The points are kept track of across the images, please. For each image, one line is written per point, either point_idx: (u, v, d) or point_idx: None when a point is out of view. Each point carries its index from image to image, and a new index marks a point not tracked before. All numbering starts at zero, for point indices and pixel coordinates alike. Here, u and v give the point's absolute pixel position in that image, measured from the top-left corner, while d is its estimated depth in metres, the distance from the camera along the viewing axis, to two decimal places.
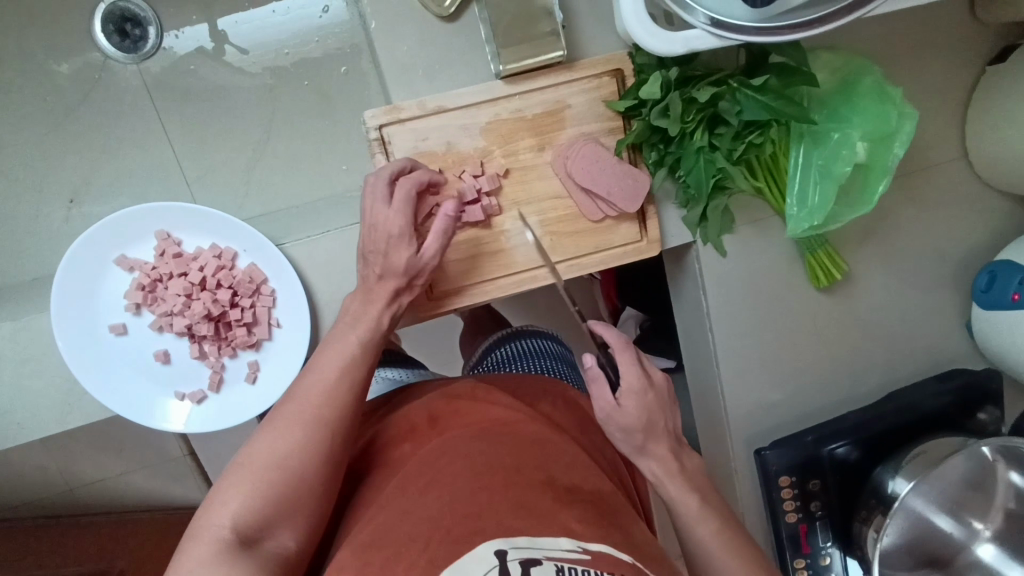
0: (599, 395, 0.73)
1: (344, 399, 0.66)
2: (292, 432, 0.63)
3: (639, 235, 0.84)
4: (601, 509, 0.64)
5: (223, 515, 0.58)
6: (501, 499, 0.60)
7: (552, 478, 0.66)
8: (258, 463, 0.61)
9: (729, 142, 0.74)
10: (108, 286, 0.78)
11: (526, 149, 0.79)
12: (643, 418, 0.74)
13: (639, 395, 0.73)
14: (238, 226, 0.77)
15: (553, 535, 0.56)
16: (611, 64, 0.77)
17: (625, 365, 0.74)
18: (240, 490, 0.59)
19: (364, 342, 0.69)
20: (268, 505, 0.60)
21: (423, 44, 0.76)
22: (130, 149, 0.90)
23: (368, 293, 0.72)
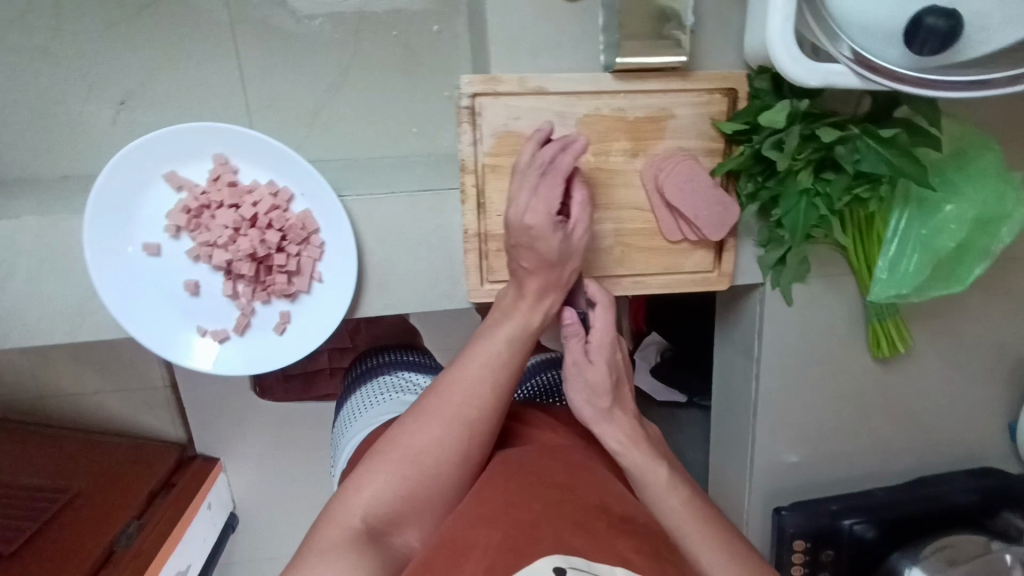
0: (572, 347, 0.74)
1: (479, 400, 0.66)
2: (425, 428, 0.64)
3: (711, 266, 0.80)
4: (658, 546, 0.61)
5: (355, 502, 0.61)
6: (560, 516, 0.57)
7: (605, 503, 0.62)
8: (389, 453, 0.64)
9: (839, 191, 0.69)
10: (150, 200, 0.72)
11: (619, 151, 0.74)
12: (610, 375, 0.72)
13: (607, 351, 0.73)
14: (301, 167, 0.71)
15: (609, 564, 0.54)
16: (727, 82, 0.72)
17: (600, 318, 0.73)
18: (374, 480, 0.62)
19: (508, 342, 0.68)
20: (394, 495, 0.62)
21: (536, 20, 0.70)
22: (194, 62, 0.83)
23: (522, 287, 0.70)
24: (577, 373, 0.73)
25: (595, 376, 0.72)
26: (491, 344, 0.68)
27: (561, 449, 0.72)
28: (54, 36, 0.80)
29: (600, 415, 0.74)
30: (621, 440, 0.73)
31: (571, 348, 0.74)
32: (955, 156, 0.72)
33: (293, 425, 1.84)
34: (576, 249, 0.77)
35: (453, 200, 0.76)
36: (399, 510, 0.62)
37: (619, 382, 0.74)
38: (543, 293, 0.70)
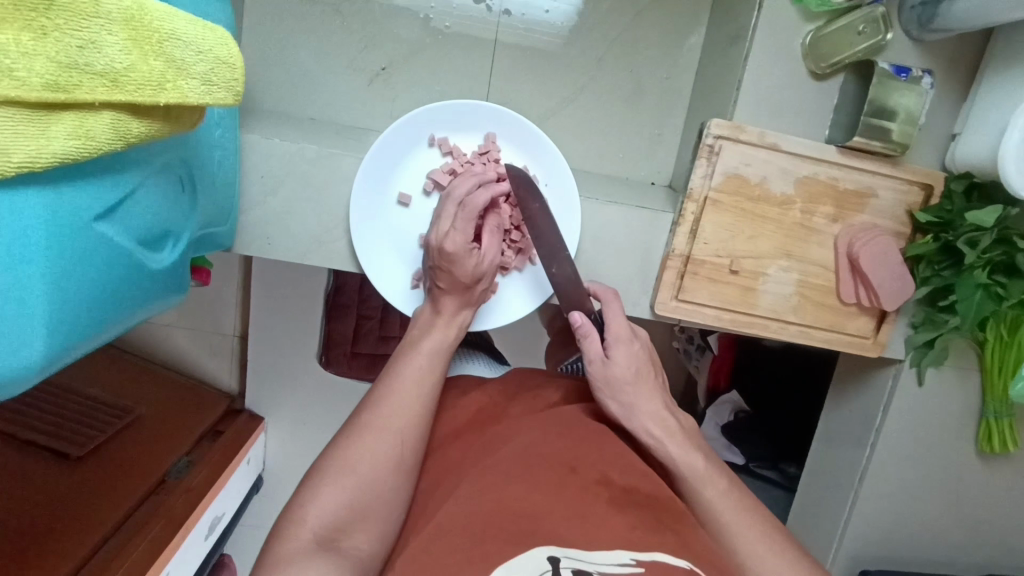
0: (590, 347, 0.72)
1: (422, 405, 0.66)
2: (380, 440, 0.62)
3: (869, 333, 0.89)
4: (663, 513, 0.57)
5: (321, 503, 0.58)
6: (554, 500, 0.54)
7: (606, 478, 0.59)
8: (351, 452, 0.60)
9: (1013, 292, 0.79)
10: (417, 156, 0.80)
11: (823, 214, 0.84)
12: (634, 368, 0.71)
13: (627, 346, 0.72)
14: (557, 163, 0.80)
15: (607, 549, 0.50)
16: (928, 178, 0.83)
17: (611, 311, 0.75)
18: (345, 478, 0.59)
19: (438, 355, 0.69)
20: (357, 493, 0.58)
21: (784, 88, 0.81)
22: (456, 50, 0.92)
23: (434, 299, 0.74)
24: (604, 373, 0.70)
25: (617, 371, 0.70)
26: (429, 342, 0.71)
27: (554, 415, 0.69)
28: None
29: (635, 397, 0.70)
30: (661, 422, 0.69)
31: (590, 346, 0.72)
32: None
33: (338, 405, 1.78)
34: (760, 289, 0.86)
35: (666, 221, 0.86)
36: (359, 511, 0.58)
37: (647, 376, 0.71)
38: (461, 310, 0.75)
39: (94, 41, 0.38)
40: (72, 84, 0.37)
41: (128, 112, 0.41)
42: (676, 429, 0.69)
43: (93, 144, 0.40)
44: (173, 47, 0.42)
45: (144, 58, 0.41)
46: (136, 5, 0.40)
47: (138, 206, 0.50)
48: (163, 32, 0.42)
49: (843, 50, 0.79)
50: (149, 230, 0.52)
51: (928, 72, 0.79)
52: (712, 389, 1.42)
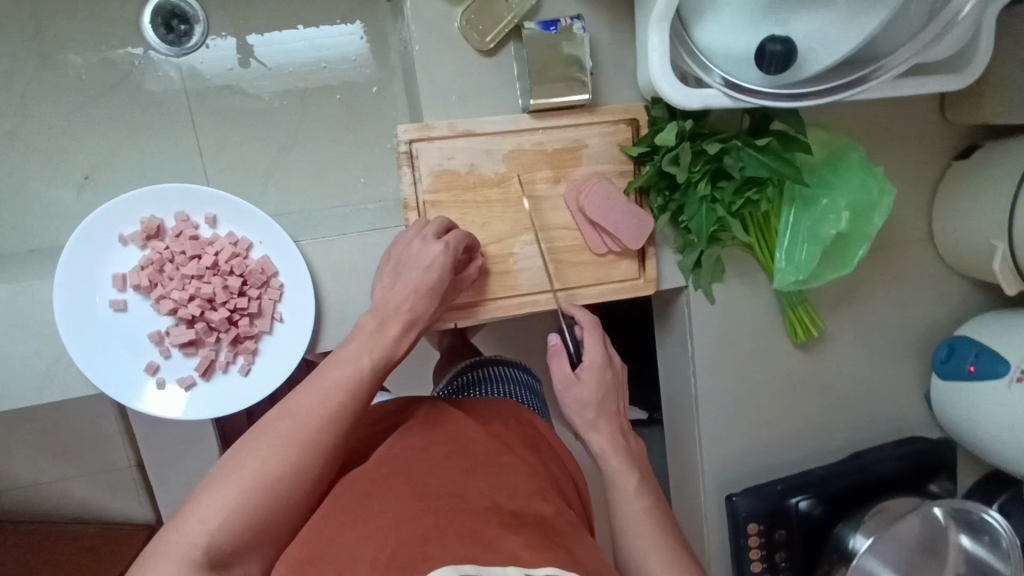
0: (562, 364, 0.80)
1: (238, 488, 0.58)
2: (258, 459, 0.59)
3: (638, 273, 0.89)
4: (553, 533, 0.56)
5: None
6: (447, 530, 0.52)
7: (497, 501, 0.58)
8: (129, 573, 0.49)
9: (731, 195, 0.81)
10: (113, 258, 0.76)
11: (543, 179, 0.84)
12: (599, 394, 0.80)
13: (598, 375, 0.80)
14: (261, 220, 0.78)
15: (498, 567, 0.49)
16: (628, 114, 0.84)
17: (590, 335, 0.81)
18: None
19: (350, 391, 0.64)
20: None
21: (461, 73, 0.81)
22: (156, 135, 0.90)
23: (387, 315, 0.70)
24: (567, 388, 0.80)
25: (585, 394, 0.80)
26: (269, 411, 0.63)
27: (452, 435, 0.67)
28: (21, 122, 0.87)
29: (593, 417, 0.80)
30: (611, 447, 0.79)
31: (560, 362, 0.80)
32: (826, 158, 0.84)
33: None
34: (515, 268, 0.85)
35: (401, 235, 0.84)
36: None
37: (609, 399, 0.81)
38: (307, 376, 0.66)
39: None
40: None
41: None
42: (618, 433, 0.80)
43: None
44: None
45: None
46: None
47: None
48: None
49: (497, 18, 0.79)
50: None
51: (579, 17, 0.79)
52: None
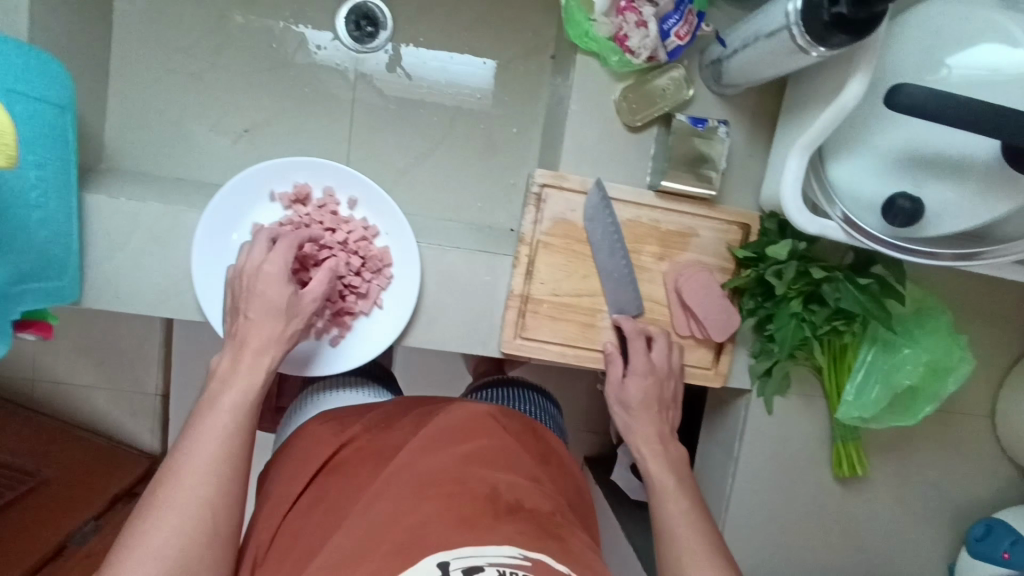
0: (614, 366, 0.89)
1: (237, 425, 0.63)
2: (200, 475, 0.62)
3: (710, 364, 0.94)
4: (547, 524, 0.61)
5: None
6: (441, 520, 0.57)
7: (495, 491, 0.63)
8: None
9: (820, 319, 0.84)
10: (259, 210, 0.84)
11: (649, 253, 0.89)
12: (645, 394, 0.88)
13: (644, 378, 0.88)
14: (394, 214, 0.86)
15: (496, 544, 0.54)
16: (743, 217, 0.90)
17: (658, 349, 0.89)
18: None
19: (234, 410, 0.67)
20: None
21: (603, 139, 0.88)
22: (316, 111, 1.00)
23: (239, 347, 0.73)
24: (620, 388, 0.89)
25: (629, 396, 0.88)
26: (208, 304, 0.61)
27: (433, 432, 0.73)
28: (209, 68, 0.97)
29: (635, 419, 0.87)
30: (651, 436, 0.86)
31: (614, 367, 0.89)
32: (915, 312, 0.88)
33: None
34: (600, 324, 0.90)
35: (506, 264, 0.90)
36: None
37: (654, 401, 0.88)
38: (265, 352, 0.73)
39: None
40: None
41: None
42: (660, 450, 0.84)
43: None
44: None
45: None
46: None
47: None
48: None
49: (651, 103, 0.87)
50: None
51: (726, 122, 0.87)
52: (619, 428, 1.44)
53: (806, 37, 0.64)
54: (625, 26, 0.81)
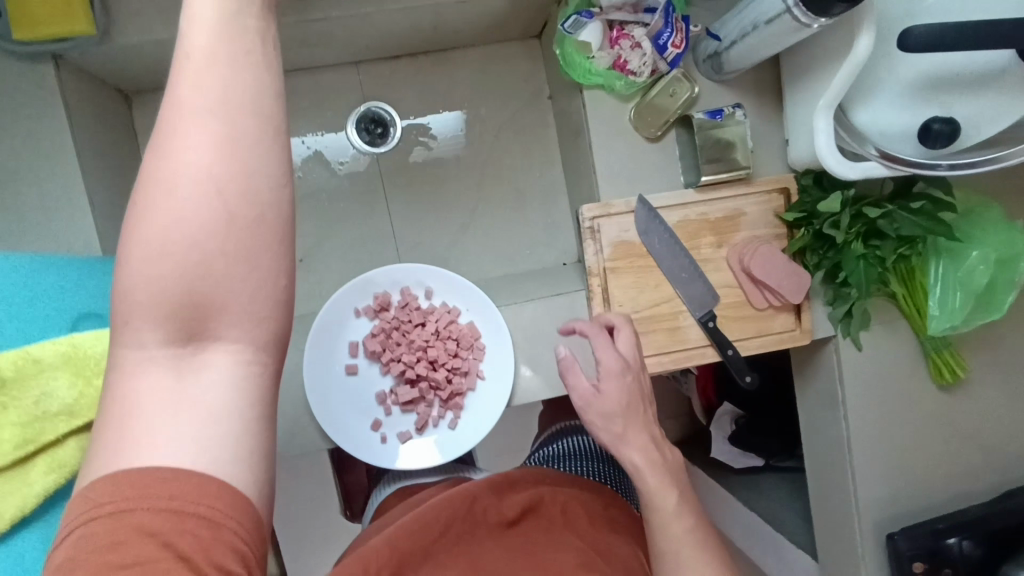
0: (576, 379, 0.74)
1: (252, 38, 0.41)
2: None
3: (794, 325, 0.97)
4: None
5: (140, 306, 0.39)
6: None
7: None
8: (190, 154, 0.39)
9: (888, 251, 0.89)
10: (350, 328, 0.89)
11: (707, 244, 0.94)
12: (625, 401, 0.73)
13: (622, 376, 0.74)
14: (469, 290, 0.89)
15: None
16: (780, 183, 0.95)
17: (625, 339, 0.78)
18: (177, 263, 0.38)
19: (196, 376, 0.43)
20: (237, 265, 0.40)
21: (631, 157, 0.93)
22: (357, 220, 1.05)
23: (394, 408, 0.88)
24: (592, 399, 0.73)
25: (609, 404, 0.72)
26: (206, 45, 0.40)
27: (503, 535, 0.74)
28: None
29: (628, 433, 0.72)
30: (651, 445, 0.73)
31: (580, 386, 0.73)
32: (965, 214, 0.93)
33: None
34: (685, 324, 0.95)
35: (581, 298, 0.94)
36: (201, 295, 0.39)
37: (636, 408, 0.73)
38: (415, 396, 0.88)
39: (44, 393, 0.49)
40: (39, 431, 0.48)
41: (89, 431, 0.51)
42: (660, 461, 0.72)
43: (66, 467, 0.50)
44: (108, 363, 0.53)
45: (87, 384, 0.50)
46: (70, 349, 0.50)
47: None
48: (99, 355, 0.51)
49: (664, 112, 0.92)
50: None
51: (738, 106, 0.92)
52: (709, 408, 1.48)
53: (808, 14, 0.70)
54: (622, 53, 0.87)
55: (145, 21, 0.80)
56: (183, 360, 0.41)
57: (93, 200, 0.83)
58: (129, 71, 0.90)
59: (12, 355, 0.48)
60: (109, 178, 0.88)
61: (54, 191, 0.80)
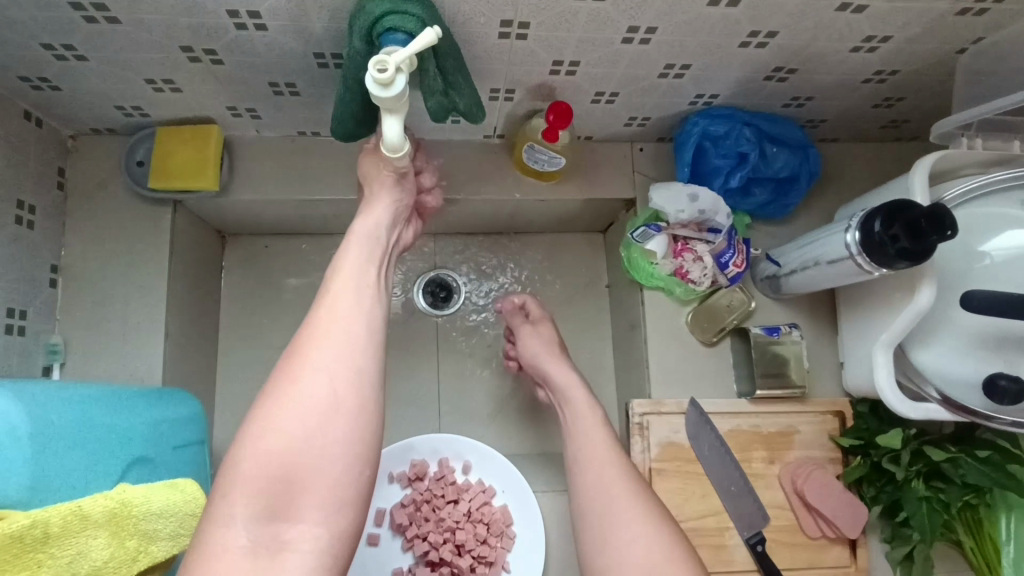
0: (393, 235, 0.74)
1: (372, 291, 0.64)
2: None
3: (849, 561, 0.90)
4: None
5: (245, 487, 0.51)
6: None
7: None
8: (313, 363, 0.56)
9: (954, 498, 0.84)
10: (380, 495, 0.86)
11: (759, 458, 0.91)
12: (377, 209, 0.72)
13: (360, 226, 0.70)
14: (509, 473, 0.86)
15: None
16: (835, 405, 0.93)
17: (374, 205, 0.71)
18: (293, 429, 0.53)
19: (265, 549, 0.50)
20: (331, 449, 0.54)
21: (685, 359, 0.95)
22: (406, 377, 1.07)
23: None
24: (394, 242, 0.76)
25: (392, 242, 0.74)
26: (341, 281, 0.63)
27: None
28: None
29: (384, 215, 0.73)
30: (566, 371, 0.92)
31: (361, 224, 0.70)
32: None
33: None
34: (731, 543, 0.88)
35: None
36: (298, 477, 0.52)
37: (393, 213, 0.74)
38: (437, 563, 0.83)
39: (79, 552, 0.46)
40: None
41: None
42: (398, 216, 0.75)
43: None
44: (147, 522, 0.51)
45: (121, 544, 0.49)
46: (119, 503, 0.49)
47: None
48: (140, 514, 0.51)
49: (720, 320, 0.95)
50: None
51: (794, 324, 0.94)
52: None
53: (871, 263, 0.74)
54: (684, 263, 0.93)
55: (261, 184, 0.90)
56: (266, 541, 0.50)
57: (170, 328, 0.88)
58: (234, 218, 0.99)
59: (63, 508, 0.45)
60: (188, 308, 0.93)
61: (140, 315, 0.85)
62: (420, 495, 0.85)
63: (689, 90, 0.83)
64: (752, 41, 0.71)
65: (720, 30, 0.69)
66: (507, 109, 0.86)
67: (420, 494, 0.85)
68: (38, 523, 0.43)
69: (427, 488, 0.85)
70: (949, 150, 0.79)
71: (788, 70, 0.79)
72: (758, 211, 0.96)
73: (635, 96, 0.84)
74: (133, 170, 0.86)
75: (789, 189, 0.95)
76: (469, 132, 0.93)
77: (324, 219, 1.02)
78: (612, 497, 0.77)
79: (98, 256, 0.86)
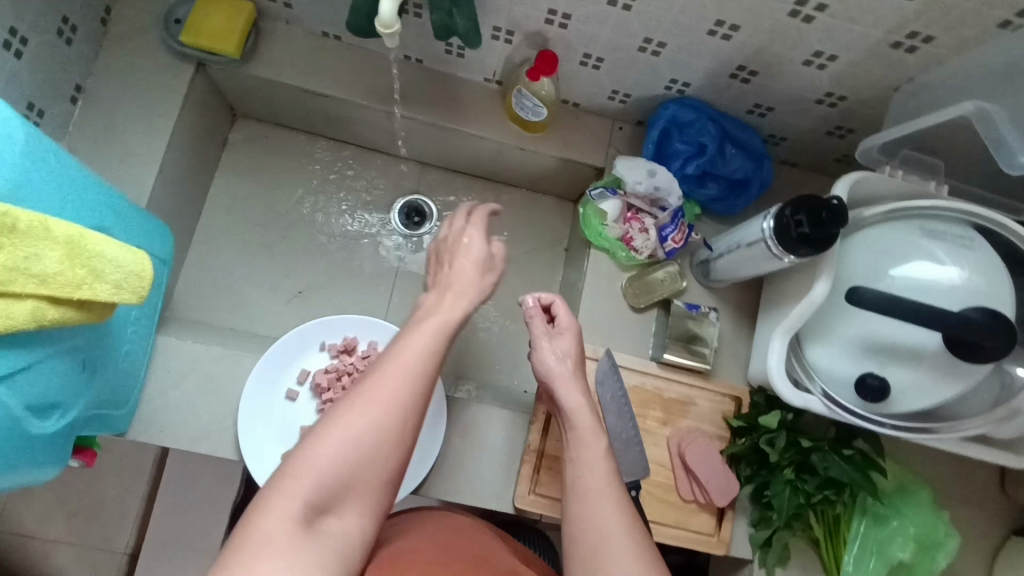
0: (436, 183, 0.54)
1: (436, 351, 0.68)
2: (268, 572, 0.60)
3: (712, 530, 0.98)
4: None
5: (296, 489, 0.56)
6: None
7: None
8: (387, 387, 0.62)
9: (813, 487, 0.91)
10: (312, 358, 0.98)
11: (653, 417, 1.00)
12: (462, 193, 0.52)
13: None
14: None
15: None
16: (734, 390, 1.02)
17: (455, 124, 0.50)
18: (344, 447, 0.59)
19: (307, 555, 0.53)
20: (373, 477, 0.60)
21: (612, 317, 1.04)
22: (363, 280, 1.16)
23: None
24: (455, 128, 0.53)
25: None
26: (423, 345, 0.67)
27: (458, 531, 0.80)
28: (280, 240, 1.16)
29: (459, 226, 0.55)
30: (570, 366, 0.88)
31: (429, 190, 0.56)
32: (897, 489, 0.95)
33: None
34: None
35: (526, 422, 0.99)
36: (351, 484, 0.59)
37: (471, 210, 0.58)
38: None
39: (34, 254, 0.56)
40: (10, 281, 0.54)
41: (48, 302, 0.58)
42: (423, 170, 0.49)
43: (11, 321, 0.56)
44: (97, 262, 0.61)
45: (72, 267, 0.59)
46: (77, 234, 0.59)
47: (37, 377, 0.64)
48: (94, 252, 0.60)
49: (651, 291, 1.04)
50: (40, 399, 0.66)
51: (714, 309, 1.04)
52: None
53: (779, 247, 0.84)
54: (630, 231, 1.02)
55: (278, 67, 1.01)
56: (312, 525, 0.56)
57: (166, 170, 0.98)
58: (248, 97, 1.10)
59: (32, 215, 0.56)
60: (186, 161, 1.04)
61: (139, 146, 0.95)
62: (345, 366, 0.96)
63: (664, 72, 0.94)
64: (718, 30, 0.83)
65: (691, 13, 0.81)
66: (506, 52, 0.97)
67: (344, 365, 0.96)
68: (8, 213, 0.54)
69: (351, 364, 0.96)
70: (868, 175, 0.88)
71: (749, 72, 0.90)
72: (709, 206, 1.05)
73: (617, 68, 0.95)
74: (171, 27, 0.98)
75: (740, 192, 1.04)
76: (471, 70, 1.04)
77: (327, 119, 1.13)
78: (600, 512, 0.71)
79: (118, 89, 0.96)
